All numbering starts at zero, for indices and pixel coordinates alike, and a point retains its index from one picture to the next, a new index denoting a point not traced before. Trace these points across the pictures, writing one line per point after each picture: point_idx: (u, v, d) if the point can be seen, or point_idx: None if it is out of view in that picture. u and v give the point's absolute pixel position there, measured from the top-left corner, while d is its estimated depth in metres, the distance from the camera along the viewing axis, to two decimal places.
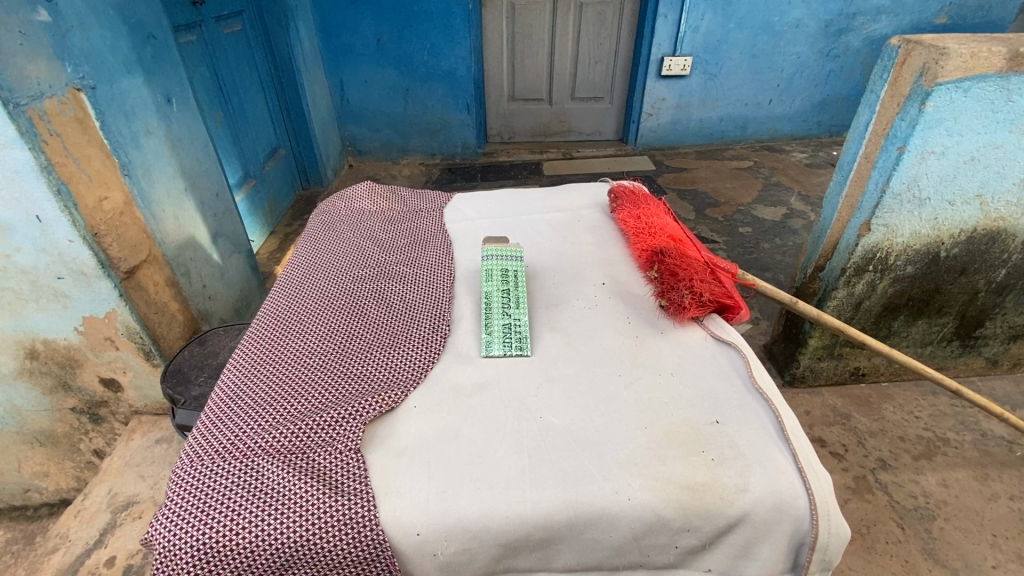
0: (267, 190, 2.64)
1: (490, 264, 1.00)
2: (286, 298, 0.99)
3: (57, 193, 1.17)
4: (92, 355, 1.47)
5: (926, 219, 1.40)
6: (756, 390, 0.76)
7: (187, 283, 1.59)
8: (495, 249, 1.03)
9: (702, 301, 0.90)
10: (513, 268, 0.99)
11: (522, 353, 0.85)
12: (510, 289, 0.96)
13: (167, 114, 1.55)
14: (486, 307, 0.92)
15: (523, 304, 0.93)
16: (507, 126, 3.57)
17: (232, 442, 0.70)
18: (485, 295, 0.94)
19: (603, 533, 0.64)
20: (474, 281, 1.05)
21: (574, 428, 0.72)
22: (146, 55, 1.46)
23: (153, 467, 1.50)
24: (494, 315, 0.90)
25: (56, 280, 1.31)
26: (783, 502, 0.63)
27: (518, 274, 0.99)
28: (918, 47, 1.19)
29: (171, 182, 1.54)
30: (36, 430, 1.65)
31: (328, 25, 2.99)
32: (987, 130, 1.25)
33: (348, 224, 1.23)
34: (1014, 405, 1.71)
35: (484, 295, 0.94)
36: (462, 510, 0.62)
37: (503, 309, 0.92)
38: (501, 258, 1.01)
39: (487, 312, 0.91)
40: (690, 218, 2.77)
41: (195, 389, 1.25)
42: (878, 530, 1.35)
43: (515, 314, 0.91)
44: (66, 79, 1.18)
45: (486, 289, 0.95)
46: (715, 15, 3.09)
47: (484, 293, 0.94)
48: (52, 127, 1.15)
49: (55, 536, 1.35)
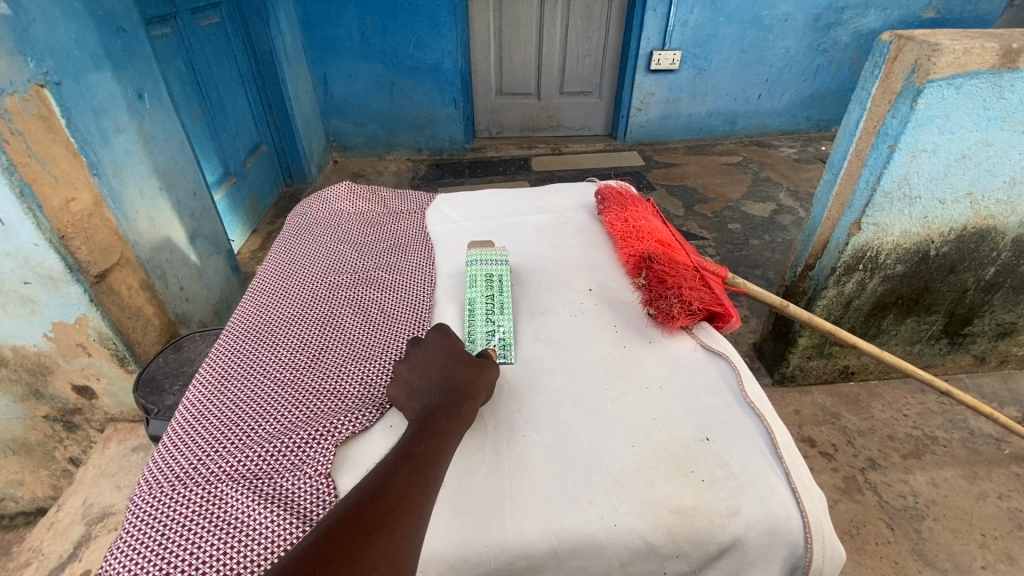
0: (248, 188, 2.58)
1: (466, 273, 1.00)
2: (258, 310, 0.96)
3: (20, 195, 1.11)
4: (64, 362, 1.42)
5: (915, 217, 1.38)
6: (747, 404, 0.74)
7: (163, 286, 1.53)
8: (480, 254, 1.04)
9: (691, 310, 0.88)
10: (498, 273, 0.99)
11: (507, 361, 0.83)
12: (494, 295, 0.94)
13: (139, 111, 1.48)
14: (470, 313, 0.90)
15: (509, 318, 0.89)
16: (495, 121, 3.52)
17: (195, 468, 0.69)
18: (469, 297, 0.94)
19: (587, 562, 0.60)
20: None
21: (557, 447, 0.69)
22: (115, 49, 1.39)
23: (129, 476, 1.45)
24: (479, 321, 0.89)
25: (23, 286, 1.25)
26: (776, 525, 0.61)
27: (501, 283, 0.96)
28: (909, 43, 1.16)
29: (144, 181, 1.48)
30: (8, 438, 1.59)
31: (310, 17, 2.91)
32: (977, 128, 1.23)
33: (324, 227, 1.19)
34: (1001, 402, 1.72)
35: (469, 297, 0.94)
36: (437, 540, 0.59)
37: (487, 316, 0.90)
38: (483, 265, 1.01)
39: (472, 319, 0.89)
40: (679, 215, 2.74)
41: (169, 398, 1.20)
42: (868, 531, 1.35)
43: (500, 320, 0.89)
44: (28, 75, 1.12)
45: (470, 294, 0.94)
46: (704, 8, 3.06)
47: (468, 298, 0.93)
48: (14, 126, 1.09)
49: (27, 550, 1.30)
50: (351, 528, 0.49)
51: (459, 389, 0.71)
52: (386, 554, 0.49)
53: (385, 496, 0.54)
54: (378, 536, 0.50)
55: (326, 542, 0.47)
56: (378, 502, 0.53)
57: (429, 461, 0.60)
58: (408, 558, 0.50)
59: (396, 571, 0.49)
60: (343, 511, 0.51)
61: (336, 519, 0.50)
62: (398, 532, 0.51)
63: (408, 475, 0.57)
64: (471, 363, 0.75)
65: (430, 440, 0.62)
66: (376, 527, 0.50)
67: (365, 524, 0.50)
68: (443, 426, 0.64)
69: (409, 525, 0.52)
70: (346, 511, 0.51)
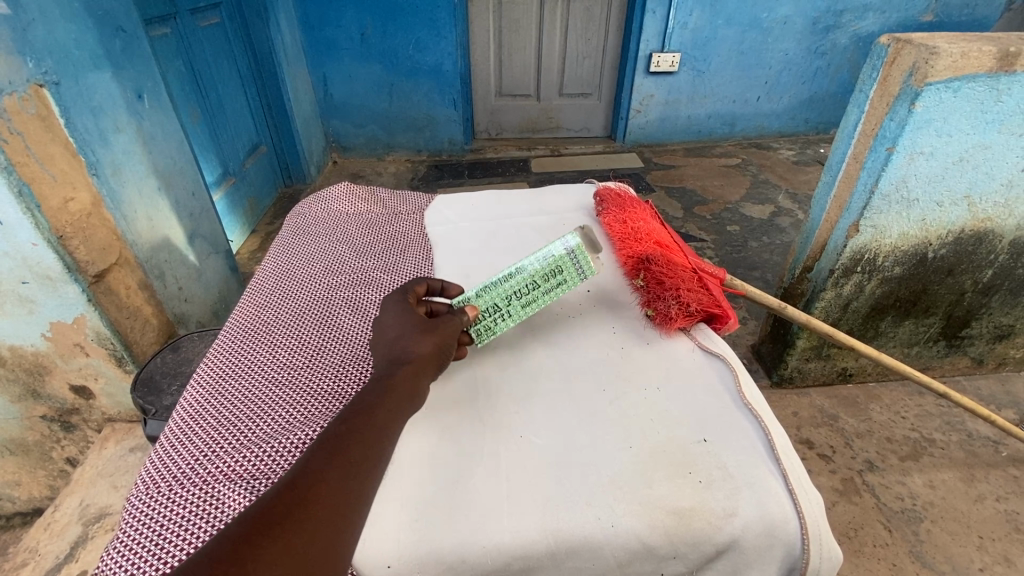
0: (247, 188, 2.58)
1: (554, 249, 0.84)
2: (256, 310, 0.96)
3: (19, 195, 1.11)
4: (61, 362, 1.42)
5: (913, 220, 1.39)
6: (744, 406, 0.74)
7: (161, 286, 1.53)
8: (580, 245, 0.85)
9: (689, 311, 0.88)
10: (568, 276, 0.85)
11: (474, 342, 0.84)
12: (540, 289, 0.85)
13: (138, 111, 1.48)
14: (505, 288, 0.83)
15: (516, 321, 0.86)
16: (495, 123, 3.52)
17: (192, 468, 0.69)
18: (527, 273, 0.83)
19: (585, 562, 0.60)
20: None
21: (554, 448, 0.69)
22: (114, 49, 1.39)
23: (127, 476, 1.45)
24: (502, 300, 0.83)
25: (21, 285, 1.25)
26: (773, 526, 0.61)
27: (559, 291, 0.86)
28: (908, 46, 1.16)
29: (143, 181, 1.48)
30: (6, 438, 1.59)
31: (310, 18, 2.91)
32: (975, 131, 1.23)
33: (323, 228, 1.19)
34: (998, 405, 1.72)
35: (527, 272, 0.83)
36: (435, 541, 0.59)
37: (512, 299, 0.84)
38: (574, 259, 0.85)
39: (500, 293, 0.83)
40: (678, 216, 2.75)
41: (167, 398, 1.20)
42: (866, 533, 1.35)
43: (511, 312, 0.85)
44: (27, 74, 1.12)
45: (528, 271, 0.83)
46: (703, 10, 3.06)
47: (522, 274, 0.83)
48: (13, 125, 1.09)
49: (24, 550, 1.30)
50: (257, 525, 0.50)
51: (402, 364, 0.69)
52: (288, 545, 0.50)
53: (297, 486, 0.54)
54: (281, 529, 0.51)
55: (229, 544, 0.48)
56: (286, 495, 0.53)
57: (358, 442, 0.60)
58: (317, 545, 0.51)
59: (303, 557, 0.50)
60: (254, 508, 0.52)
61: (243, 520, 0.51)
62: (304, 523, 0.52)
63: (330, 461, 0.57)
64: (422, 331, 0.73)
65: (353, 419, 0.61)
66: (286, 519, 0.52)
67: (272, 519, 0.51)
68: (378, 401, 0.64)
69: (319, 513, 0.53)
70: (256, 508, 0.52)
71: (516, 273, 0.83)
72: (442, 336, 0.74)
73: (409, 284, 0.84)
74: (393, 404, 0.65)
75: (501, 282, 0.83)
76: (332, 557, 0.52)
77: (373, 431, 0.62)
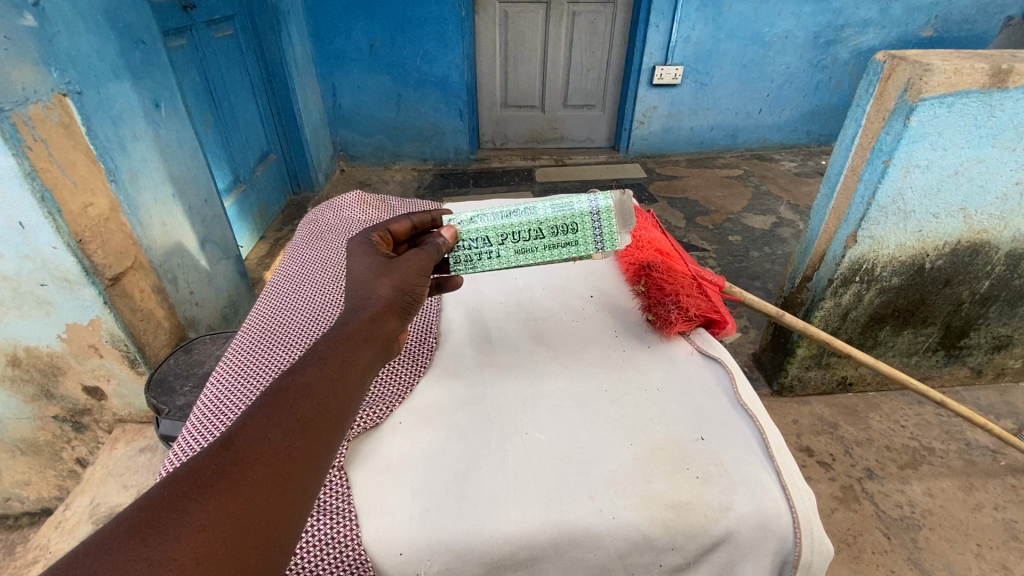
0: (257, 196, 2.63)
1: (580, 206, 0.90)
2: (271, 313, 1.00)
3: (41, 200, 1.15)
4: (75, 362, 1.45)
5: (911, 231, 1.42)
6: (741, 406, 0.76)
7: (173, 289, 1.57)
8: (607, 212, 0.91)
9: (689, 316, 0.91)
10: (578, 237, 0.92)
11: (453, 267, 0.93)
12: (544, 237, 0.92)
13: (156, 119, 1.53)
14: (512, 225, 0.91)
15: (503, 263, 0.93)
16: (500, 133, 3.58)
17: None
18: (539, 218, 0.91)
19: (587, 552, 0.63)
20: (482, 300, 1.04)
21: (557, 443, 0.72)
22: (134, 60, 1.44)
23: (137, 476, 1.47)
24: (503, 235, 0.91)
25: (40, 287, 1.29)
26: (767, 520, 0.63)
27: (566, 248, 0.93)
28: (903, 63, 1.20)
29: (158, 188, 1.53)
30: (18, 438, 1.62)
31: (321, 30, 2.99)
32: (970, 145, 1.27)
33: (335, 233, 1.24)
34: (997, 415, 1.74)
35: (538, 218, 0.90)
36: (445, 528, 0.62)
37: (512, 238, 0.92)
38: (595, 222, 0.91)
39: (503, 228, 0.91)
40: (680, 227, 2.78)
41: (180, 398, 1.24)
42: (865, 540, 1.36)
43: (505, 250, 0.92)
44: (51, 84, 1.17)
45: (544, 216, 0.90)
46: (706, 24, 3.12)
47: (536, 218, 0.91)
48: (37, 133, 1.13)
49: (35, 548, 1.33)
50: (185, 483, 0.47)
51: (358, 312, 0.71)
52: (220, 502, 0.47)
53: (233, 443, 0.52)
54: (215, 487, 0.48)
55: (152, 505, 0.45)
56: (220, 454, 0.51)
57: (302, 398, 0.58)
58: (252, 500, 0.49)
59: (237, 513, 0.47)
60: (184, 468, 0.49)
61: (170, 481, 0.48)
62: (239, 480, 0.49)
63: (271, 419, 0.55)
64: (379, 276, 0.76)
65: (304, 376, 0.60)
66: (218, 477, 0.49)
67: (203, 477, 0.48)
68: (331, 361, 0.63)
69: (256, 470, 0.51)
70: (186, 467, 0.49)
71: (526, 217, 0.91)
72: (400, 278, 0.77)
73: (389, 223, 0.90)
74: (348, 358, 0.64)
75: (505, 218, 0.91)
76: (273, 517, 0.50)
77: (319, 386, 0.60)
